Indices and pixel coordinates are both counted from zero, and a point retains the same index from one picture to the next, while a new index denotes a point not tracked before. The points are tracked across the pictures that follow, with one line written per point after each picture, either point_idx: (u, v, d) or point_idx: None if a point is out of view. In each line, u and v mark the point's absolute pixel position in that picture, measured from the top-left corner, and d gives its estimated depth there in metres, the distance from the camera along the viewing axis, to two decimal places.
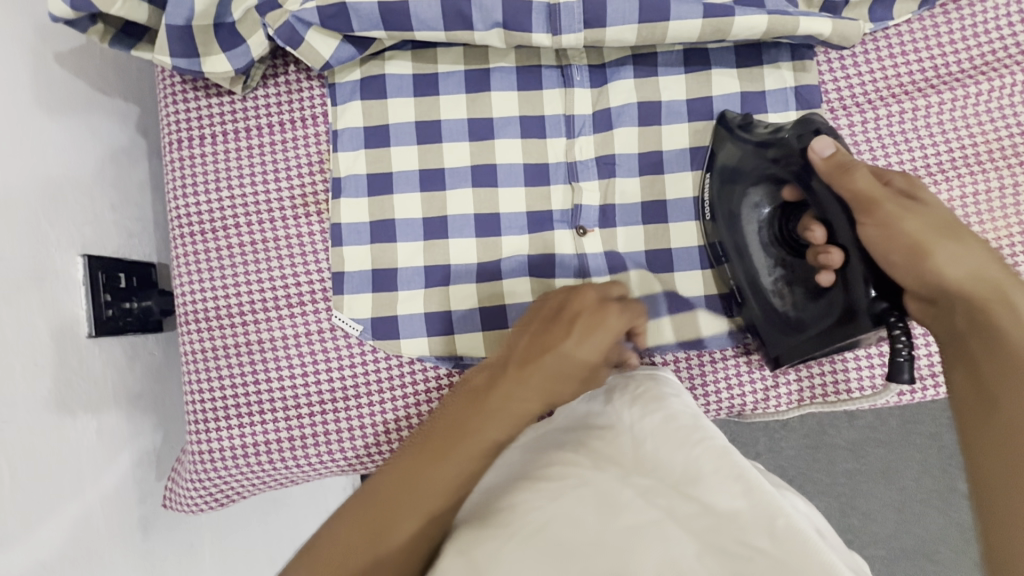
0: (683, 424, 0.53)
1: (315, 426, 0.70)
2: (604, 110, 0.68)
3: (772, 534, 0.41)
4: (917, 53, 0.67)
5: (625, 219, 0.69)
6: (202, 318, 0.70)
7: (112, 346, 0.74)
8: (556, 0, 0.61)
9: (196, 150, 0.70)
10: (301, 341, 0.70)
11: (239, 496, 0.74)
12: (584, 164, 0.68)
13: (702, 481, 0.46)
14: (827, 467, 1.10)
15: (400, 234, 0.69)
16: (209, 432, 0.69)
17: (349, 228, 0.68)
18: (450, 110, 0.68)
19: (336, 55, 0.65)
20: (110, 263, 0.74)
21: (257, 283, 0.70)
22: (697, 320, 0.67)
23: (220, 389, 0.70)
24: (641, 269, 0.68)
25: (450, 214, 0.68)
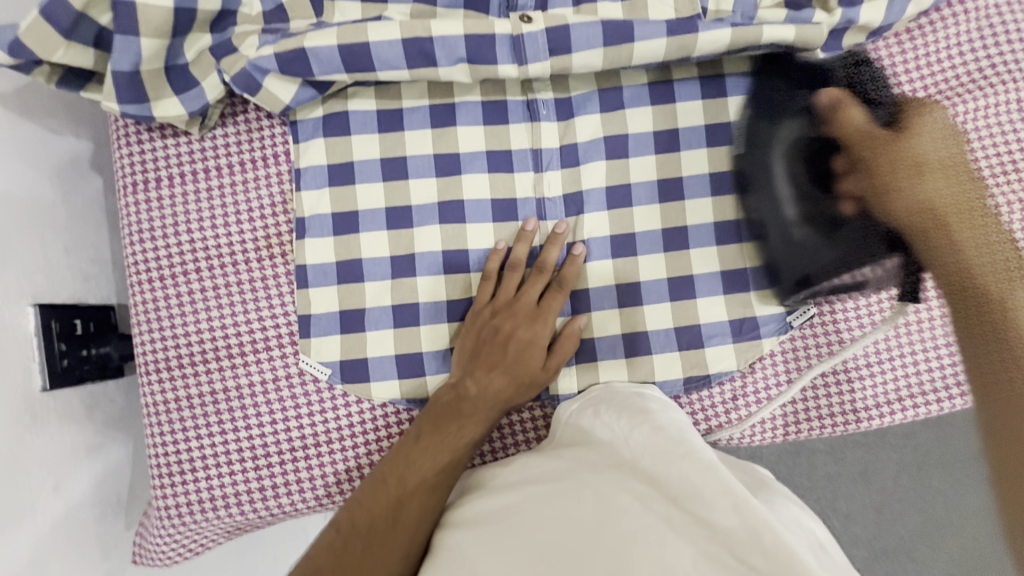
0: (674, 434, 0.52)
1: (286, 476, 0.65)
2: (571, 144, 0.67)
3: (764, 550, 0.40)
4: (884, 79, 0.66)
5: (602, 253, 0.66)
6: (162, 368, 0.65)
7: (70, 397, 0.71)
8: (518, 31, 0.60)
9: (151, 193, 0.66)
10: (268, 387, 0.65)
11: (212, 544, 0.71)
12: (552, 201, 0.67)
13: (696, 494, 0.45)
14: (807, 472, 1.11)
15: (367, 274, 0.65)
16: (175, 486, 0.65)
17: (315, 269, 0.65)
18: (415, 145, 0.66)
19: (296, 98, 0.63)
20: (65, 311, 0.71)
21: (221, 330, 0.65)
22: (678, 358, 0.65)
23: (185, 441, 0.65)
24: (618, 306, 0.66)
25: (418, 252, 0.66)
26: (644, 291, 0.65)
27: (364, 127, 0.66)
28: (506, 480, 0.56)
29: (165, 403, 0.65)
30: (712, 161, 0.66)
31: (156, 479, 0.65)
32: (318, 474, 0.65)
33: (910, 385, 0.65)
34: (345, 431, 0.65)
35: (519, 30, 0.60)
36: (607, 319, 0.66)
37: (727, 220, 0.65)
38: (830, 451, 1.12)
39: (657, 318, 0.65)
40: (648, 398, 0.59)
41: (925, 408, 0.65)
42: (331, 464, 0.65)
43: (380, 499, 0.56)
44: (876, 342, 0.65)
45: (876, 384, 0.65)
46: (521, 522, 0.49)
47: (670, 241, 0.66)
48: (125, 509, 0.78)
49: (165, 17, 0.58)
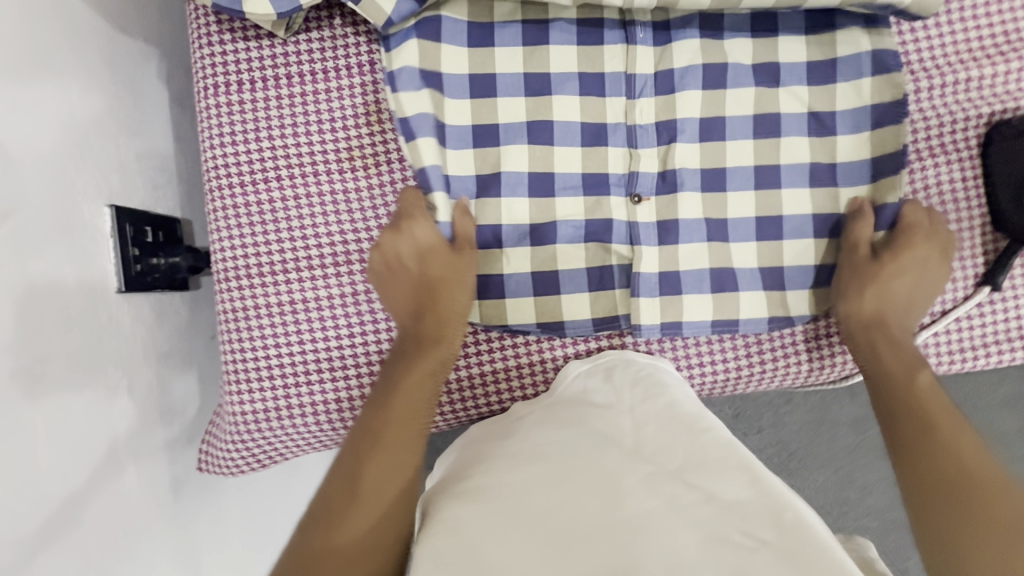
0: (687, 412, 0.56)
1: (362, 388, 0.66)
2: (665, 71, 0.64)
3: (779, 527, 0.44)
4: (993, 17, 0.63)
5: (694, 185, 0.65)
6: (241, 275, 0.65)
7: (140, 303, 0.70)
8: None
9: (232, 97, 0.64)
10: (346, 300, 0.65)
11: (281, 457, 0.71)
12: (643, 128, 0.65)
13: (709, 469, 0.50)
14: (828, 441, 1.16)
15: (455, 190, 0.64)
16: (252, 392, 0.65)
17: (422, 176, 0.62)
18: (506, 63, 0.64)
19: (398, 9, 0.60)
20: (137, 217, 0.70)
21: (301, 240, 0.65)
22: (762, 297, 0.65)
23: (263, 349, 0.65)
24: (705, 240, 0.65)
25: (503, 171, 0.65)
26: (730, 228, 0.65)
27: (454, 41, 0.64)
28: (509, 445, 0.57)
29: (241, 313, 0.65)
30: (813, 99, 0.64)
31: (229, 386, 0.66)
32: None
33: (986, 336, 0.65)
34: None
35: None
36: (695, 252, 0.65)
37: (820, 160, 0.64)
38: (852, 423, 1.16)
39: (743, 255, 0.65)
40: (663, 370, 0.62)
41: (994, 358, 0.65)
42: None
43: (365, 464, 0.54)
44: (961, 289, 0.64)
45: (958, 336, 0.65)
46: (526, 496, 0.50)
47: (761, 175, 0.64)
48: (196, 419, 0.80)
49: None
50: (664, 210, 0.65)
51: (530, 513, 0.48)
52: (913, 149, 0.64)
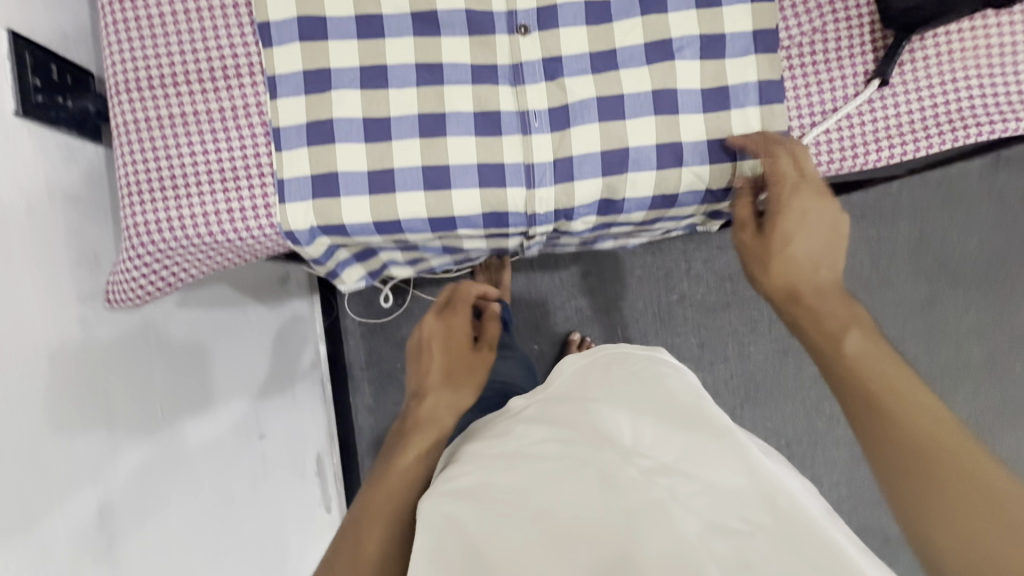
0: (687, 406, 0.51)
1: (231, 205, 0.65)
2: (550, 6, 0.65)
3: (776, 512, 0.42)
4: None
5: (578, 69, 0.65)
6: (132, 82, 0.65)
7: (47, 138, 0.71)
8: None
9: None
10: (223, 116, 0.65)
11: (183, 283, 0.72)
12: (530, 65, 0.65)
13: (706, 459, 0.46)
14: (785, 368, 1.28)
15: (303, 33, 0.64)
16: (148, 160, 0.66)
17: (280, 26, 0.64)
18: None
19: None
20: (42, 51, 0.71)
21: (171, 47, 0.65)
22: (652, 123, 0.64)
23: (156, 120, 0.65)
24: (653, 110, 0.64)
25: (329, 16, 0.64)
26: (619, 56, 0.65)
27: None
28: (504, 444, 0.54)
29: (131, 94, 0.65)
30: None
31: (127, 198, 0.66)
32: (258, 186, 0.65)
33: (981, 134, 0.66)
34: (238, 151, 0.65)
35: None
36: (641, 121, 0.64)
37: (765, 29, 0.65)
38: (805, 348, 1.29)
39: (638, 127, 0.64)
40: (661, 362, 0.59)
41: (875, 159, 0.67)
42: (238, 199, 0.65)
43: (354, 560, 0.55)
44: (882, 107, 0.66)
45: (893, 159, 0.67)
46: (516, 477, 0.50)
47: (705, 49, 0.65)
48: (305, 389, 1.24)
49: None
50: (560, 148, 0.65)
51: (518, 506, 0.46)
52: (796, 32, 0.65)
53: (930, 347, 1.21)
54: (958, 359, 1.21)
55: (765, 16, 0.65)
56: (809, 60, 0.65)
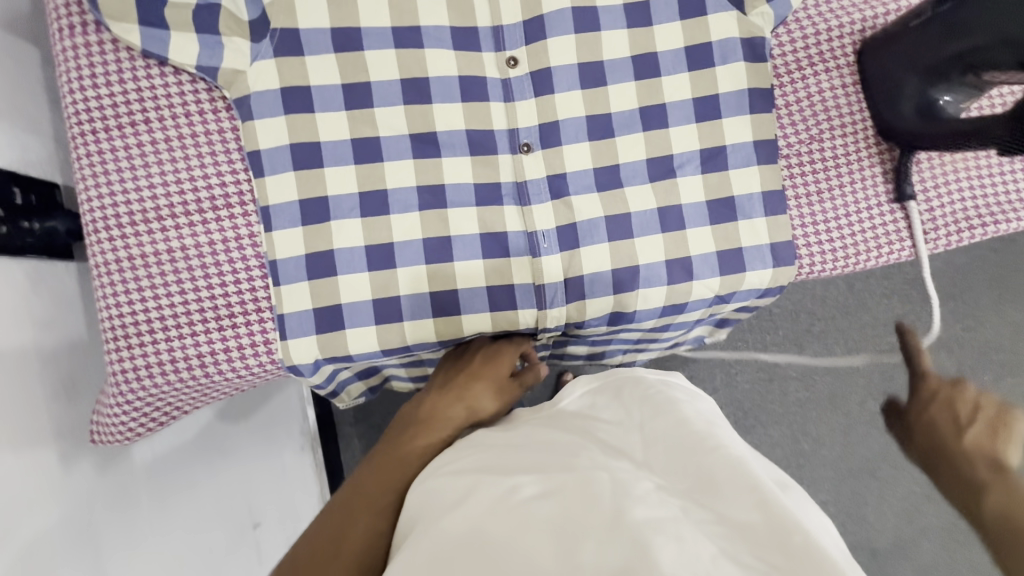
0: (697, 428, 0.49)
1: (226, 342, 0.62)
2: (551, 122, 0.64)
3: (786, 551, 0.37)
4: (825, 32, 0.66)
5: (583, 188, 0.64)
6: (110, 222, 0.61)
7: (12, 269, 0.65)
8: (498, 23, 0.64)
9: (74, 16, 0.60)
10: (215, 250, 0.61)
11: (179, 413, 0.68)
12: (534, 183, 0.64)
13: (720, 491, 0.43)
14: (780, 396, 1.18)
15: (297, 162, 0.61)
16: (130, 299, 0.61)
17: (271, 156, 0.61)
18: (437, 66, 0.63)
19: (203, 58, 0.59)
20: (4, 177, 0.66)
21: (153, 187, 0.61)
22: (660, 241, 0.64)
23: (139, 259, 0.61)
24: (661, 232, 0.64)
25: (324, 141, 0.61)
26: (622, 173, 0.65)
27: (318, 49, 0.61)
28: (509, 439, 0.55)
29: (108, 232, 0.61)
30: (641, 95, 0.65)
31: (112, 342, 0.62)
32: (256, 321, 0.62)
33: (980, 227, 0.67)
34: (230, 285, 0.61)
35: (506, 75, 0.64)
36: (650, 242, 0.64)
37: (765, 139, 0.65)
38: (801, 376, 1.18)
39: (648, 249, 0.64)
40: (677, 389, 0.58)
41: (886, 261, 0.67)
42: (234, 334, 0.62)
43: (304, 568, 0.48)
44: (890, 214, 0.67)
45: (894, 259, 0.68)
46: (513, 464, 0.49)
47: (707, 162, 0.65)
48: (295, 459, 1.10)
49: None
50: (570, 268, 0.64)
51: (509, 499, 0.44)
52: (795, 140, 0.67)
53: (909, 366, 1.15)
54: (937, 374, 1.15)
55: (766, 127, 0.65)
56: (808, 168, 0.67)
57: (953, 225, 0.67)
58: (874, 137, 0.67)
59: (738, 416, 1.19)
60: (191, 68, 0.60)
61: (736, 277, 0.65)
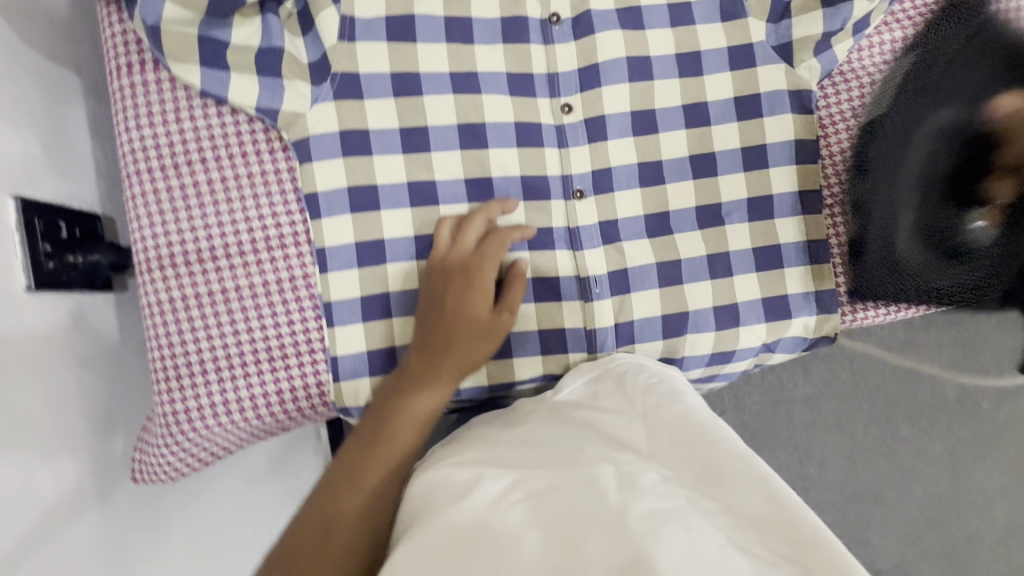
0: (702, 421, 0.47)
1: (279, 383, 0.62)
2: (604, 168, 0.65)
3: (791, 541, 0.35)
4: (871, 85, 0.68)
5: (634, 234, 0.66)
6: (165, 262, 0.61)
7: (57, 304, 0.65)
8: (553, 69, 0.65)
9: (134, 56, 0.60)
10: (270, 290, 0.61)
11: (225, 454, 0.68)
12: (586, 230, 0.65)
13: (722, 483, 0.41)
14: (786, 420, 1.16)
15: (354, 205, 0.61)
16: (181, 339, 0.61)
17: (328, 198, 0.61)
18: (494, 112, 0.63)
19: (263, 100, 0.59)
20: (50, 210, 0.65)
21: (208, 228, 0.61)
22: (709, 288, 0.66)
23: (192, 299, 0.61)
24: (709, 279, 0.66)
25: (380, 185, 0.62)
26: (672, 221, 0.66)
27: (378, 93, 0.61)
28: (512, 438, 0.53)
29: (161, 273, 0.61)
30: (692, 144, 0.66)
31: (164, 383, 0.61)
32: (309, 362, 0.62)
33: None
34: (284, 325, 0.61)
35: (560, 121, 0.65)
36: (699, 289, 0.65)
37: (809, 189, 0.67)
38: (806, 401, 1.17)
39: (697, 296, 0.65)
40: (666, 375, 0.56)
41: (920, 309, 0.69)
42: (287, 374, 0.62)
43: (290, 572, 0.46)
44: None
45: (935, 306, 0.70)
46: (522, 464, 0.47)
47: (755, 210, 0.67)
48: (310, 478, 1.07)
49: None
50: (621, 314, 0.65)
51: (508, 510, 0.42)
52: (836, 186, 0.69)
53: (910, 391, 1.17)
54: (937, 401, 1.18)
55: (810, 178, 0.67)
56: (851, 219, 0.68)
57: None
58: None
59: (748, 439, 1.18)
60: (250, 109, 0.59)
61: (782, 324, 0.66)
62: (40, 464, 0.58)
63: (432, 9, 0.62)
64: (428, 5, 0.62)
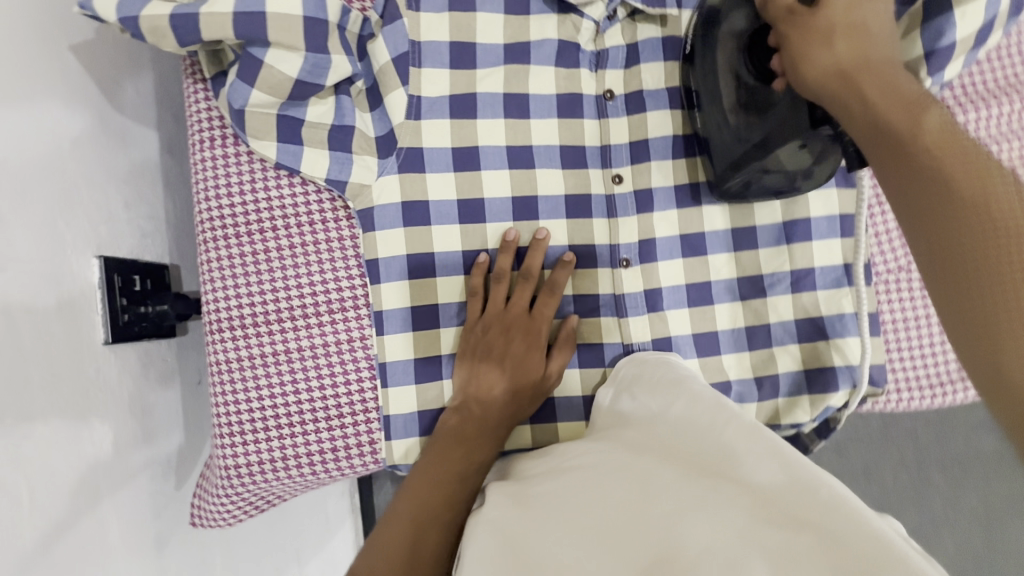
0: (710, 407, 0.48)
1: (334, 437, 0.65)
2: (649, 240, 0.67)
3: (813, 504, 0.35)
4: None
5: (675, 303, 0.67)
6: (235, 321, 0.65)
7: (128, 354, 0.69)
8: (606, 143, 0.67)
9: (216, 129, 0.64)
10: (330, 350, 0.65)
11: (277, 501, 0.71)
12: (632, 297, 0.67)
13: (734, 459, 0.41)
14: None
15: (412, 272, 0.65)
16: (246, 393, 0.65)
17: (387, 264, 0.64)
18: (547, 184, 0.66)
19: (333, 172, 0.63)
20: (126, 266, 0.70)
21: (275, 290, 0.65)
22: (748, 359, 0.67)
23: (257, 355, 0.65)
24: (747, 349, 0.67)
25: (438, 252, 0.65)
26: (715, 292, 0.67)
27: (438, 166, 0.65)
28: (552, 466, 0.55)
29: (230, 331, 0.65)
30: (734, 217, 0.67)
31: (228, 435, 0.65)
32: (362, 418, 0.65)
33: None
34: (340, 384, 0.65)
35: (611, 192, 0.67)
36: (738, 360, 0.67)
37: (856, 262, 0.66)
38: None
39: (738, 366, 0.67)
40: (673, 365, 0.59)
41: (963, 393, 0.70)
42: (340, 430, 0.65)
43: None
44: None
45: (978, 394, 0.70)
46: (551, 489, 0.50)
47: (798, 282, 0.66)
48: (337, 505, 1.07)
49: (164, 26, 0.53)
50: None
51: (544, 529, 0.45)
52: (884, 270, 0.69)
53: None
54: None
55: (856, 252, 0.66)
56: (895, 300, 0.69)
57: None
58: None
59: None
60: (318, 180, 0.63)
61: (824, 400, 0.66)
62: (106, 507, 0.62)
63: (493, 86, 0.65)
64: (489, 82, 0.65)
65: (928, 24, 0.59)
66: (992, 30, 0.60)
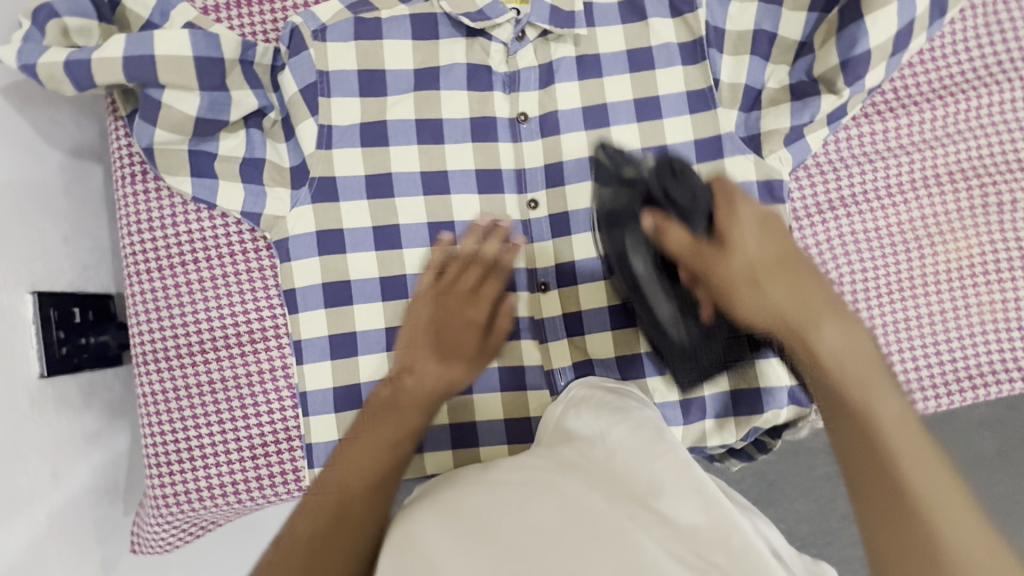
0: (649, 432, 0.47)
1: (258, 466, 0.66)
2: (567, 263, 0.66)
3: (726, 551, 0.36)
4: (849, 173, 0.64)
5: (595, 325, 0.66)
6: (161, 353, 0.66)
7: (67, 384, 0.71)
8: (521, 166, 0.66)
9: (135, 166, 0.66)
10: (252, 379, 0.66)
11: (214, 526, 0.72)
12: (551, 322, 0.66)
13: (664, 492, 0.40)
14: None
15: (328, 300, 0.65)
16: (173, 423, 0.66)
17: (304, 294, 0.65)
18: (461, 209, 0.66)
19: (246, 205, 0.64)
20: (63, 299, 0.71)
21: (197, 322, 0.66)
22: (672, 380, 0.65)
23: (183, 387, 0.66)
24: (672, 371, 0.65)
25: (355, 280, 0.65)
26: None
27: (353, 195, 0.65)
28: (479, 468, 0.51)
29: (157, 362, 0.66)
30: None
31: (156, 465, 0.66)
32: (285, 447, 0.66)
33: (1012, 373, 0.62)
34: (264, 412, 0.66)
35: (526, 217, 0.66)
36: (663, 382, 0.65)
37: None
38: None
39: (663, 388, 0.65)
40: (626, 398, 0.55)
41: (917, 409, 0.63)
42: (265, 458, 0.66)
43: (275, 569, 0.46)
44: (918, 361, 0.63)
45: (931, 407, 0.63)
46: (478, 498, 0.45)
47: None
48: None
49: None
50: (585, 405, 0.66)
51: (469, 529, 0.41)
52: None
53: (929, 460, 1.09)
54: None
55: None
56: None
57: (990, 375, 0.62)
58: (903, 282, 0.63)
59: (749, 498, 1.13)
60: (233, 213, 0.64)
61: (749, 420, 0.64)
62: (46, 538, 0.64)
63: (405, 114, 0.65)
64: (401, 110, 0.65)
65: (843, 32, 0.58)
66: (915, 33, 0.58)
